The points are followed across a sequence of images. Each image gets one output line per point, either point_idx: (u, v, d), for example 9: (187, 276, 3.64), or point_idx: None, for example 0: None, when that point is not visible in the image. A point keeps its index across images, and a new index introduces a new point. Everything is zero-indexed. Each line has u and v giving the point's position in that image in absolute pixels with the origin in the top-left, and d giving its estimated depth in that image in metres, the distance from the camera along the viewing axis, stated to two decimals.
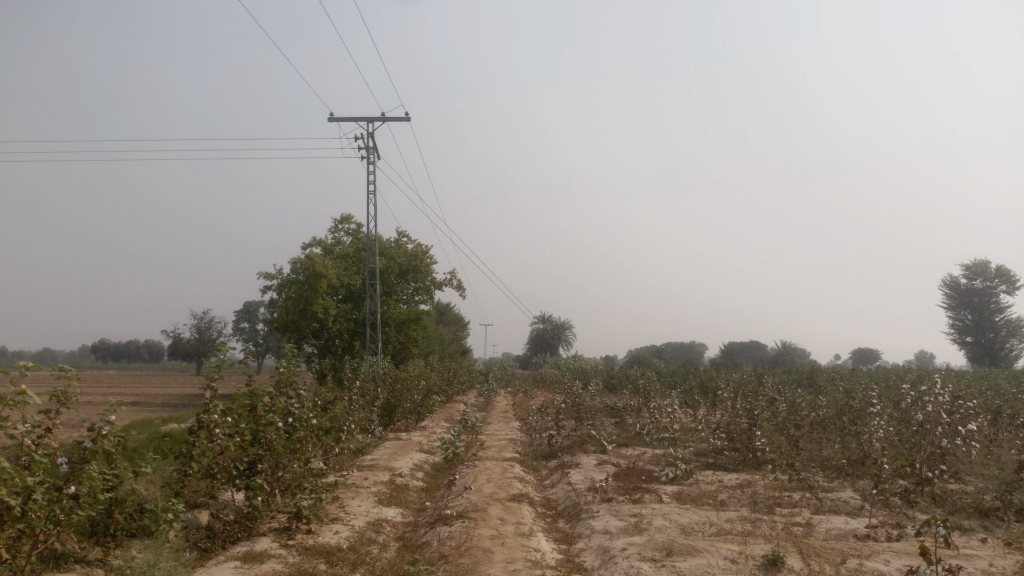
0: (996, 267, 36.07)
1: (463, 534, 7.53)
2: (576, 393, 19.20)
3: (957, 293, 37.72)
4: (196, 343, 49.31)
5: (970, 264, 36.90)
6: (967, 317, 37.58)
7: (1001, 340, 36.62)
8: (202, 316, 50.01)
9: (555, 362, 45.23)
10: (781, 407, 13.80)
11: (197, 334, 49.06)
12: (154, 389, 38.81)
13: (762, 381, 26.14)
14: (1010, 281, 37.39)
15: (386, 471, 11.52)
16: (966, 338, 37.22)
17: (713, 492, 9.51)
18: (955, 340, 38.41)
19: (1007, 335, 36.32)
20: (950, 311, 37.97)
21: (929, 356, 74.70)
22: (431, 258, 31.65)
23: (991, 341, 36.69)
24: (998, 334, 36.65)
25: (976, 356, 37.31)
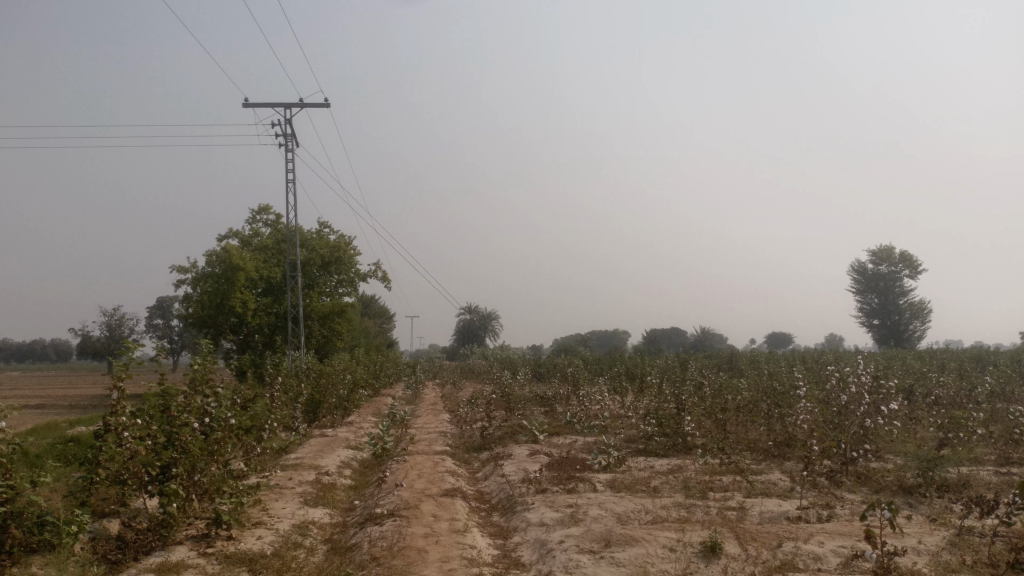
0: (900, 253, 37.79)
1: (395, 534, 7.25)
2: (505, 383, 19.06)
3: (865, 278, 39.33)
4: (105, 341, 47.04)
5: (876, 250, 38.55)
6: (874, 301, 39.29)
7: (905, 322, 38.44)
8: (112, 313, 47.74)
9: (482, 353, 45.09)
10: (708, 392, 13.98)
11: (108, 332, 46.81)
12: (61, 391, 36.85)
13: (686, 366, 26.60)
14: (912, 265, 39.27)
15: (311, 470, 11.09)
16: (874, 321, 38.94)
17: (646, 479, 9.48)
18: (863, 322, 40.09)
19: (911, 317, 38.22)
20: (859, 295, 39.57)
21: (839, 339, 78.08)
22: (355, 250, 30.98)
23: (896, 323, 38.49)
24: (902, 316, 38.49)
25: (883, 338, 39.05)
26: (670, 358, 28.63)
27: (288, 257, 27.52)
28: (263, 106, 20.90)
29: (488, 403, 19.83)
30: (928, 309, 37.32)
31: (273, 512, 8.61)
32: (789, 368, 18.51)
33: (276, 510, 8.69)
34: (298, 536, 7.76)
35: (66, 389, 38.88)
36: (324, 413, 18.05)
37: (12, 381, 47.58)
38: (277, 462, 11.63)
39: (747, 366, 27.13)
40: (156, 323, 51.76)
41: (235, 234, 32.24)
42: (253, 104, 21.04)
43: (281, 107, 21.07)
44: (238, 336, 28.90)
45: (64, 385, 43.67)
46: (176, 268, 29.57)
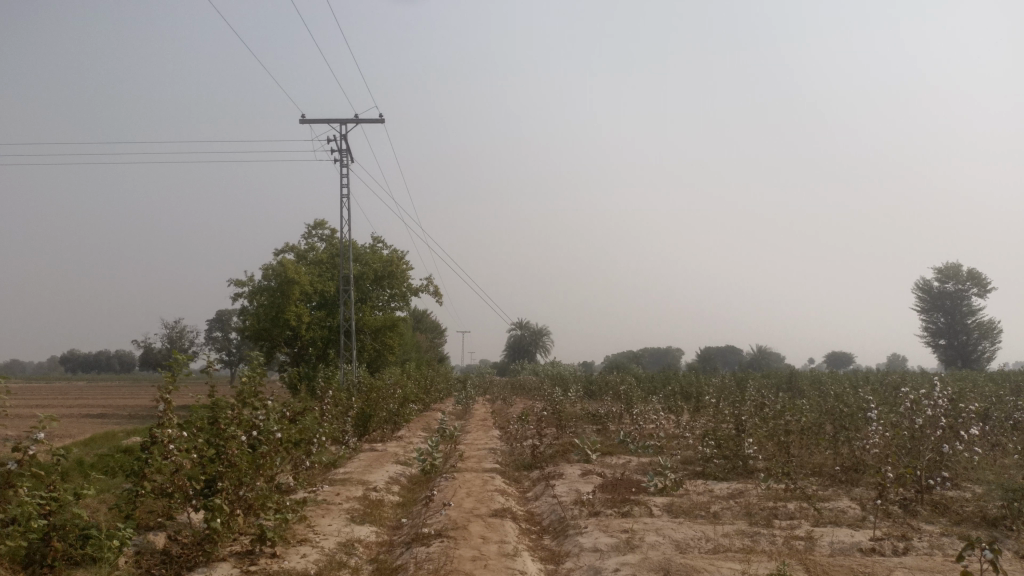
0: (968, 270, 36.22)
1: (442, 556, 6.98)
2: (556, 400, 18.71)
3: (931, 296, 37.82)
4: (167, 352, 48.22)
5: (943, 267, 37.02)
6: (940, 320, 37.71)
7: (974, 342, 36.77)
8: (174, 325, 48.92)
9: (533, 368, 44.74)
10: (769, 412, 13.41)
11: (168, 343, 47.97)
12: (122, 400, 37.79)
13: (743, 386, 25.79)
14: (981, 284, 37.58)
15: (360, 485, 10.93)
16: (939, 341, 37.37)
17: (705, 503, 9.03)
18: (928, 342, 38.50)
19: (979, 338, 36.56)
20: (924, 313, 38.04)
21: (899, 359, 75.50)
22: (407, 264, 31.05)
23: (964, 344, 36.86)
24: (970, 337, 36.83)
25: (949, 359, 37.42)
26: (725, 376, 27.86)
27: (341, 271, 27.69)
28: (319, 122, 21.09)
29: (538, 420, 19.49)
30: (998, 329, 35.64)
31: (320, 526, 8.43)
32: (854, 390, 17.71)
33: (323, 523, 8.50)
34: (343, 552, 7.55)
35: (127, 399, 39.85)
36: (373, 427, 17.94)
37: (78, 391, 49.04)
38: (323, 477, 11.49)
39: (807, 387, 26.21)
40: (215, 335, 52.82)
41: (291, 249, 32.65)
42: (308, 120, 21.26)
43: (337, 123, 21.24)
44: (292, 349, 29.16)
45: (126, 395, 44.78)
46: (233, 282, 30.03)
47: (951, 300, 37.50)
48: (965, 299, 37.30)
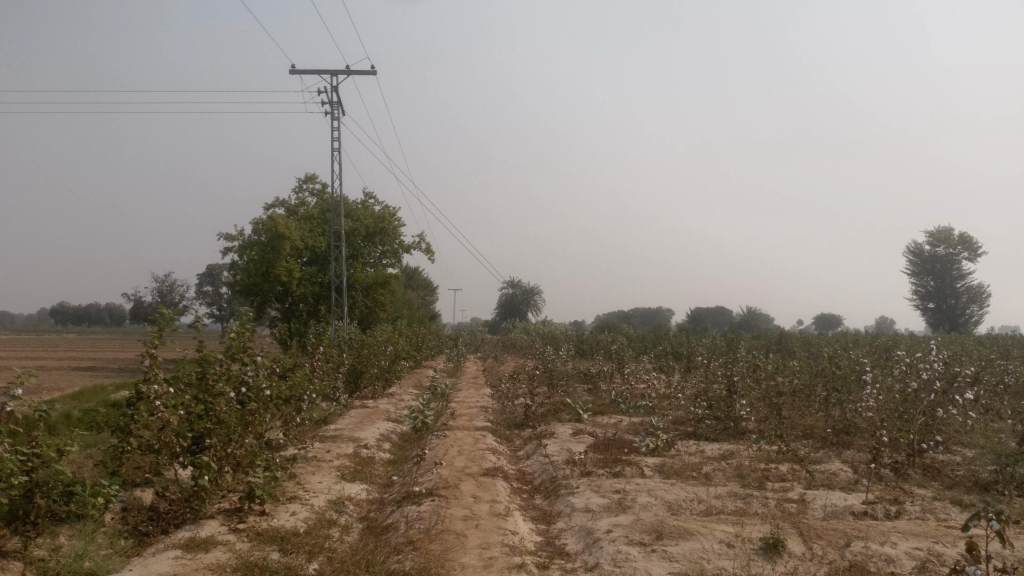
0: (959, 234, 36.23)
1: (433, 516, 6.92)
2: (548, 359, 18.65)
3: (922, 260, 37.88)
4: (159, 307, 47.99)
5: (934, 231, 37.03)
6: (930, 284, 37.83)
7: (963, 306, 36.92)
8: (165, 279, 48.59)
9: (524, 327, 44.74)
10: (762, 374, 13.37)
11: (159, 298, 47.76)
12: (113, 353, 37.69)
13: (734, 347, 25.82)
14: (971, 248, 37.59)
15: (350, 442, 10.87)
16: (928, 305, 37.53)
17: (698, 465, 8.99)
18: (918, 306, 38.63)
19: (968, 301, 36.70)
20: (914, 277, 38.11)
21: (886, 323, 76.01)
22: (399, 221, 30.77)
23: (952, 308, 37.03)
24: (959, 300, 36.98)
25: (937, 322, 37.61)
26: (717, 337, 27.86)
27: (332, 227, 27.40)
28: (307, 74, 20.61)
29: (529, 378, 19.45)
30: (988, 293, 35.76)
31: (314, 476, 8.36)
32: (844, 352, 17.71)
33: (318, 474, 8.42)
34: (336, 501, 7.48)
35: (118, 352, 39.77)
36: (364, 383, 17.88)
37: (69, 343, 48.95)
38: (313, 433, 11.41)
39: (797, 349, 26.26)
40: (206, 289, 52.52)
41: (281, 204, 32.26)
42: (297, 72, 20.78)
43: (327, 75, 20.78)
44: (283, 305, 29.00)
45: (117, 348, 44.73)
46: (223, 236, 29.72)
47: (941, 263, 37.56)
48: (955, 263, 37.37)
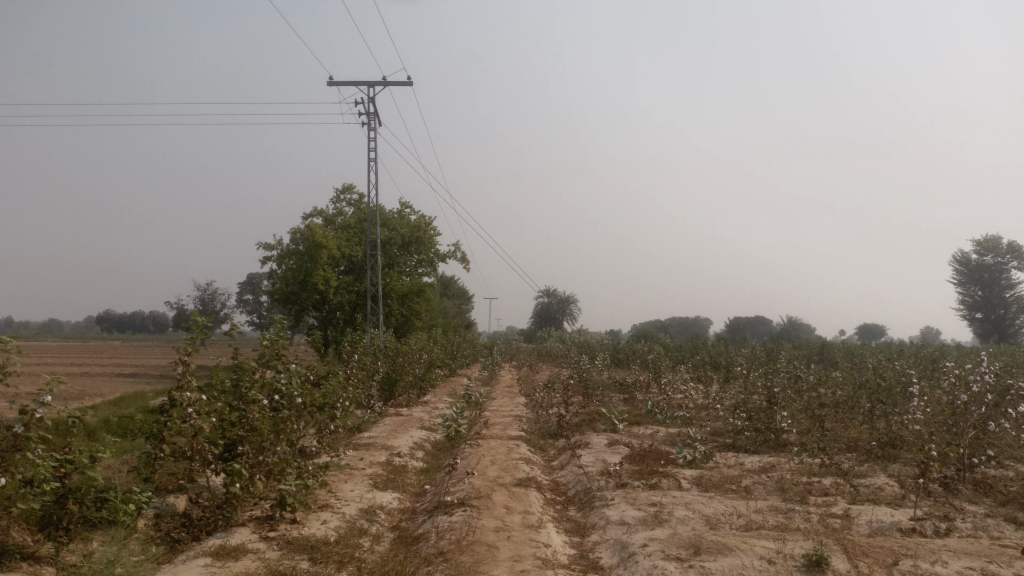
0: (1006, 243, 35.07)
1: (464, 526, 6.80)
2: (583, 367, 18.44)
3: (969, 270, 36.96)
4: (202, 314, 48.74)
5: (981, 239, 35.97)
6: (978, 293, 36.66)
7: (1011, 317, 35.79)
8: (208, 287, 49.34)
9: (559, 336, 44.50)
10: (803, 384, 13.03)
11: (203, 305, 48.48)
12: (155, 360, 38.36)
13: (773, 358, 25.31)
14: (1020, 257, 36.22)
15: (384, 450, 10.80)
16: (975, 315, 36.40)
17: (737, 476, 8.75)
18: (964, 317, 37.57)
19: (1016, 312, 35.43)
20: (961, 286, 37.15)
21: (930, 334, 74.11)
22: (435, 230, 30.83)
23: (1001, 318, 35.82)
24: (1008, 311, 35.73)
25: (985, 333, 36.43)
26: (756, 348, 27.36)
27: (370, 236, 27.55)
28: (344, 84, 20.81)
29: (564, 388, 19.25)
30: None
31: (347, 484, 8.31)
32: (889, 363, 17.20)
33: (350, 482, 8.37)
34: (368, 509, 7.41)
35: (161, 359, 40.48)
36: (399, 391, 17.87)
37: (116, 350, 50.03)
38: (347, 441, 11.39)
39: (839, 360, 25.64)
40: (246, 297, 53.24)
41: (319, 213, 32.56)
42: (335, 82, 20.99)
43: (364, 85, 20.93)
44: (320, 312, 29.19)
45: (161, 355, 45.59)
46: (262, 245, 30.07)
47: (989, 273, 36.36)
48: (1004, 272, 36.11)
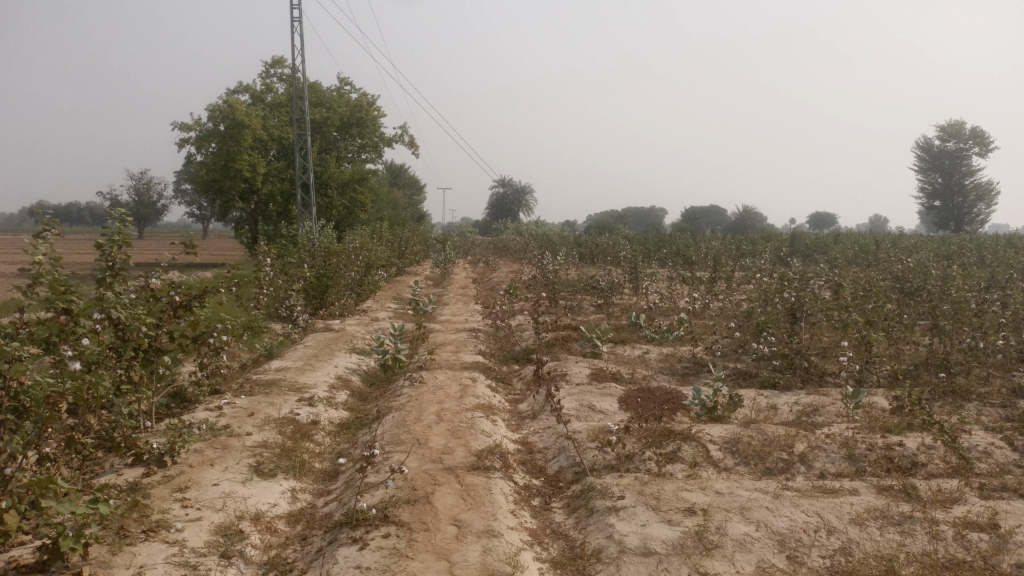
0: (970, 128, 32.49)
1: (382, 559, 4.02)
2: (551, 269, 15.61)
3: (929, 155, 34.25)
4: (133, 206, 44.41)
5: (945, 124, 33.36)
6: (935, 181, 34.30)
7: (970, 205, 33.63)
8: (137, 176, 44.63)
9: (517, 228, 41.46)
10: (833, 294, 10.40)
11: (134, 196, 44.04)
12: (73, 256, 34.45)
13: (756, 254, 22.76)
14: (986, 143, 33.85)
15: (291, 391, 7.90)
16: (933, 204, 34.24)
17: (787, 438, 6.14)
18: (920, 204, 35.30)
19: (976, 200, 33.36)
20: (919, 173, 34.55)
21: (886, 224, 72.95)
22: (379, 110, 26.99)
23: (958, 206, 33.71)
24: (967, 199, 33.60)
25: (942, 222, 34.41)
26: (734, 242, 24.78)
27: (301, 114, 23.70)
28: None
29: (528, 292, 16.46)
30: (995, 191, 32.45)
31: (217, 464, 5.49)
32: (910, 270, 14.70)
33: (222, 462, 5.54)
34: (234, 522, 4.62)
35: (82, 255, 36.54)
36: (331, 299, 14.88)
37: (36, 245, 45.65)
38: (244, 376, 8.50)
39: (827, 257, 23.23)
40: (178, 187, 48.69)
41: (246, 91, 28.33)
42: None
43: None
44: (247, 204, 25.57)
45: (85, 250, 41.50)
46: (178, 125, 25.96)
47: (950, 159, 33.92)
48: (966, 159, 33.70)
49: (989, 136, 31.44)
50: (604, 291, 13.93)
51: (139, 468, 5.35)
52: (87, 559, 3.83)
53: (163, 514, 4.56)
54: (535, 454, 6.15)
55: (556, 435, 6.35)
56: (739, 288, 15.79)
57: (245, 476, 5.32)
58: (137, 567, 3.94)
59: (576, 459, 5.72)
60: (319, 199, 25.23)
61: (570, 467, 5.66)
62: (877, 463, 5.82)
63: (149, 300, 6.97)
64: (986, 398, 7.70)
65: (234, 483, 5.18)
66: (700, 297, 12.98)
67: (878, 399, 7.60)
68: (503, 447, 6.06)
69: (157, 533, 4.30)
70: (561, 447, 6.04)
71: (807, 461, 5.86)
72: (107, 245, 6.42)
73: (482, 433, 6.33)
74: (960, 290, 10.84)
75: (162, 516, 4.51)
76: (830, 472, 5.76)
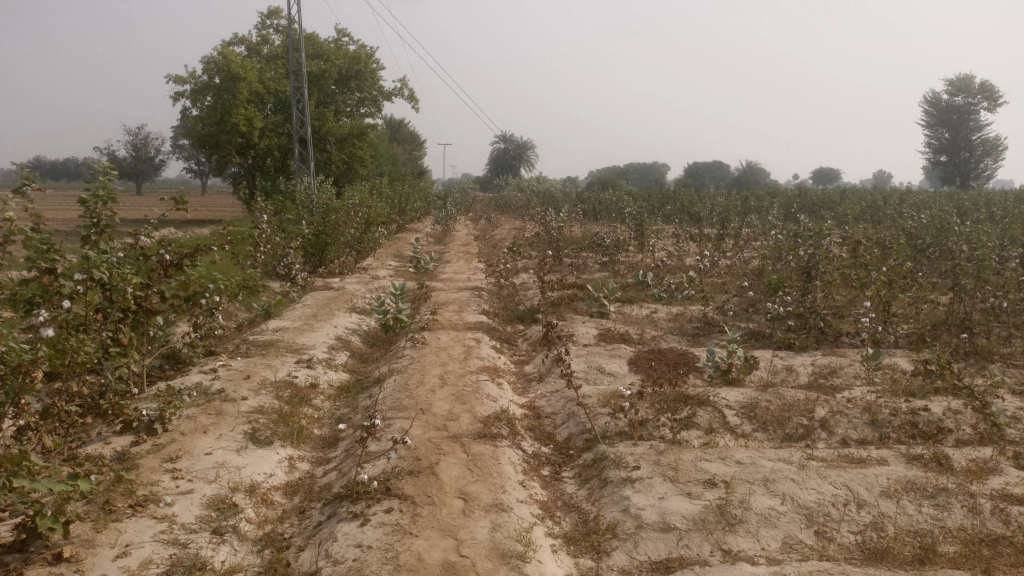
0: (980, 82, 31.70)
1: (385, 533, 3.76)
2: (555, 226, 15.24)
3: (936, 109, 33.50)
4: (131, 161, 43.90)
5: (954, 78, 32.53)
6: (943, 135, 33.59)
7: (976, 160, 33.03)
8: (134, 131, 43.85)
9: (520, 184, 40.86)
10: (848, 251, 10.07)
11: (133, 152, 43.41)
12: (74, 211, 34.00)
13: (761, 211, 22.33)
14: (995, 97, 33.09)
15: (288, 353, 7.62)
16: (939, 158, 33.60)
17: (807, 403, 5.87)
18: (926, 159, 34.69)
19: (983, 155, 32.73)
20: (926, 128, 33.87)
21: (887, 180, 72.14)
22: (378, 62, 26.27)
23: (965, 161, 33.07)
24: (974, 153, 32.96)
25: (947, 176, 33.80)
26: (740, 198, 24.34)
27: (298, 67, 23.06)
28: None
29: (531, 249, 16.11)
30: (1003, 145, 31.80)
31: (210, 432, 5.22)
32: (924, 226, 14.30)
33: (216, 429, 5.28)
34: (228, 494, 4.37)
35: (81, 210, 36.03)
36: (330, 256, 14.54)
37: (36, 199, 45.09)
38: (240, 337, 8.22)
39: (835, 213, 22.81)
40: (175, 143, 47.95)
41: (241, 42, 27.54)
42: None
43: None
44: (244, 159, 25.05)
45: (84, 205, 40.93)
46: (173, 78, 25.32)
47: (958, 113, 33.16)
48: (974, 113, 32.96)
49: (998, 88, 30.69)
50: (610, 249, 13.58)
51: (129, 436, 5.09)
52: (68, 538, 3.57)
53: (152, 486, 4.29)
54: (544, 419, 5.88)
55: (565, 400, 6.07)
56: (748, 245, 15.44)
57: (239, 444, 5.06)
58: (122, 546, 3.68)
59: (587, 425, 5.45)
60: (318, 154, 24.69)
61: (581, 433, 5.40)
62: (901, 429, 5.56)
63: (138, 258, 6.63)
64: (1010, 359, 7.42)
65: (228, 452, 4.92)
66: (708, 254, 12.65)
67: (898, 360, 7.33)
68: (510, 412, 5.80)
69: (145, 506, 4.04)
70: (571, 413, 5.77)
71: (828, 426, 5.60)
72: (89, 200, 6.02)
73: (488, 397, 6.06)
74: (978, 246, 10.49)
75: (151, 489, 4.26)
76: (852, 439, 5.50)
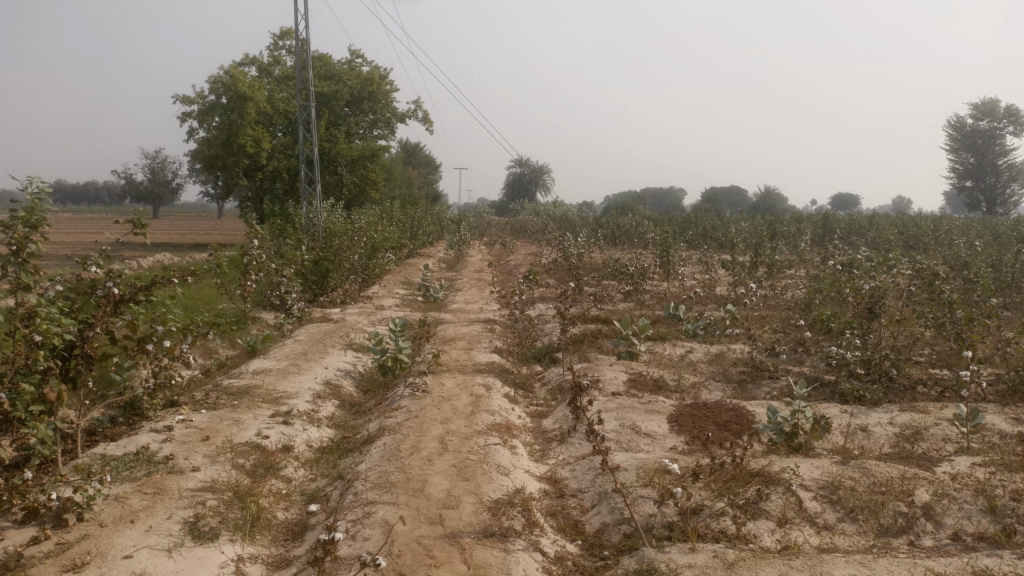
0: (1006, 106, 30.28)
1: None
2: (575, 252, 14.03)
3: (960, 134, 32.03)
4: (149, 185, 43.11)
5: (978, 102, 31.08)
6: (967, 160, 32.02)
7: (1002, 186, 31.55)
8: (153, 154, 43.25)
9: (535, 209, 39.75)
10: (914, 283, 8.83)
11: (151, 175, 42.71)
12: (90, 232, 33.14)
13: (790, 237, 21.03)
14: (1021, 122, 31.64)
15: (266, 404, 6.44)
16: (964, 184, 32.04)
17: (903, 482, 4.63)
18: (951, 185, 33.22)
19: (1009, 180, 31.24)
20: (950, 153, 32.43)
21: (907, 206, 70.51)
22: (393, 82, 25.34)
23: (991, 187, 31.58)
24: (999, 179, 31.47)
25: (972, 203, 32.24)
26: (766, 223, 22.98)
27: (307, 86, 22.15)
28: None
29: (549, 277, 14.92)
30: None
31: (138, 521, 4.03)
32: (983, 253, 12.94)
33: (149, 516, 4.11)
34: None
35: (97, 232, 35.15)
36: (332, 284, 13.42)
37: (55, 218, 44.38)
38: (212, 383, 7.06)
39: (868, 239, 21.45)
40: (191, 168, 47.33)
41: (252, 63, 26.74)
42: None
43: None
44: (252, 182, 24.08)
45: (102, 225, 40.10)
46: (180, 99, 24.51)
47: (982, 138, 31.66)
48: (998, 138, 31.46)
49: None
50: (636, 277, 12.38)
51: (31, 528, 3.92)
52: None
53: None
54: (569, 500, 4.65)
55: (595, 473, 4.86)
56: (785, 274, 14.17)
57: (173, 541, 3.89)
58: None
59: (624, 514, 4.22)
60: (328, 177, 23.67)
61: (617, 526, 4.16)
62: None
63: (84, 292, 5.58)
64: None
65: (155, 554, 3.74)
66: (746, 285, 11.40)
67: (996, 420, 6.05)
68: (525, 491, 4.59)
69: None
70: (603, 493, 4.55)
71: (933, 515, 4.35)
72: (8, 222, 4.92)
73: (498, 469, 4.85)
74: None
75: None
76: (967, 533, 4.24)
